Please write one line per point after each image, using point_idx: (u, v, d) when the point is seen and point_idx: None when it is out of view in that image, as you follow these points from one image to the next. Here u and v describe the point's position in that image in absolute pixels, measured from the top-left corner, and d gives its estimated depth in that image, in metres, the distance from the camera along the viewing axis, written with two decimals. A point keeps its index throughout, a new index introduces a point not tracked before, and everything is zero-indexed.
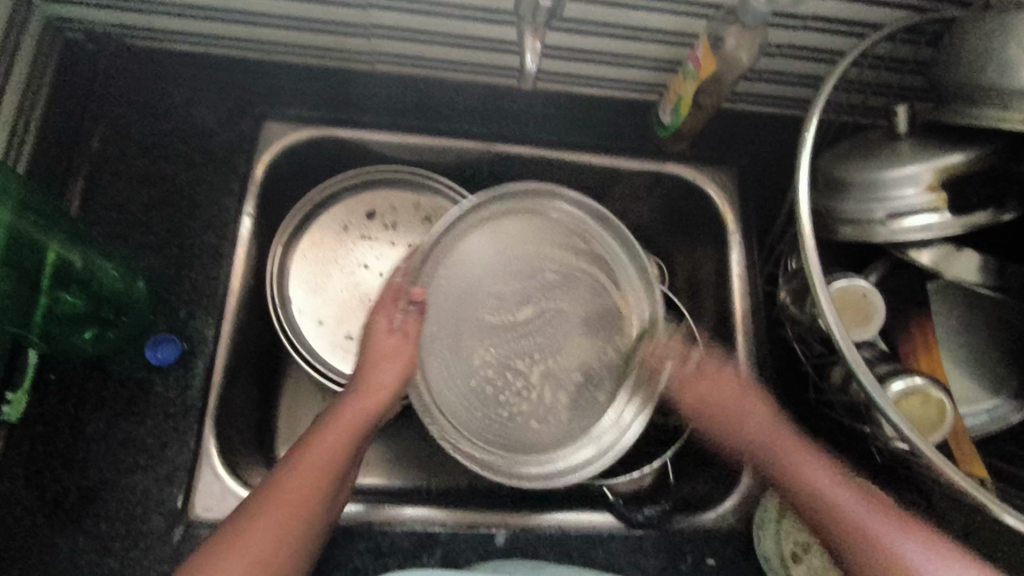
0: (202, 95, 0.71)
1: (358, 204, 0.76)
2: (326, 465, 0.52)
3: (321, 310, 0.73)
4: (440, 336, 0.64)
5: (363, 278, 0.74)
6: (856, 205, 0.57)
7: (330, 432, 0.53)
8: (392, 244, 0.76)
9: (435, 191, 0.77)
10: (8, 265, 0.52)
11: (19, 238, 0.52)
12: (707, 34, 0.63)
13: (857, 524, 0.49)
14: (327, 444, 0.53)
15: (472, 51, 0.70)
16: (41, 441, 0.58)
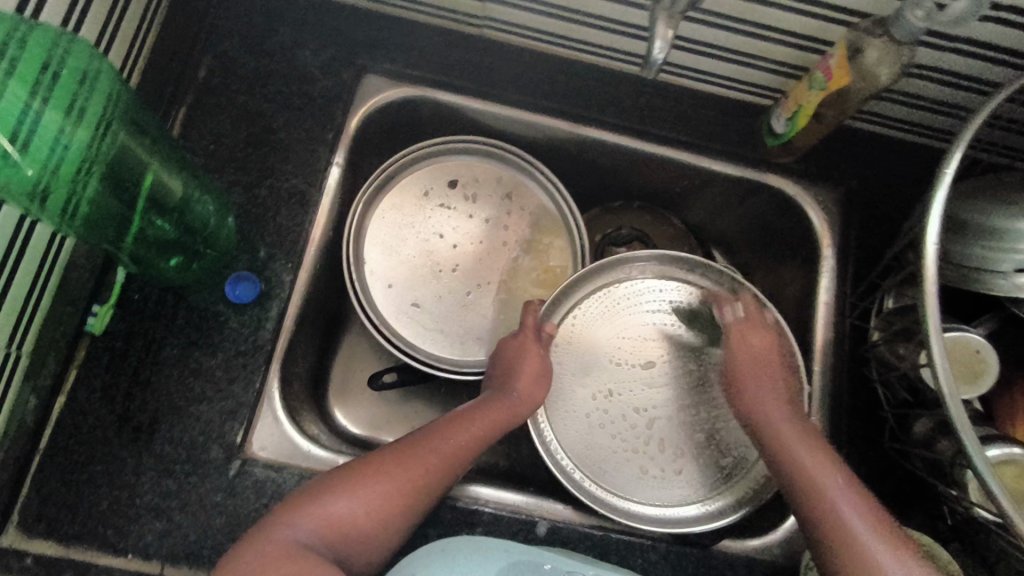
0: (308, 37, 0.70)
1: (443, 171, 0.75)
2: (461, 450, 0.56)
3: (392, 273, 0.72)
4: (561, 371, 0.69)
5: (437, 247, 0.73)
6: (980, 253, 0.53)
7: (459, 431, 0.57)
8: (470, 216, 0.75)
9: (522, 169, 0.75)
10: (112, 184, 0.53)
11: (121, 158, 0.53)
12: (845, 43, 0.59)
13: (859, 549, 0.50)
14: (455, 441, 0.56)
15: (591, 30, 0.66)
16: (118, 356, 0.60)
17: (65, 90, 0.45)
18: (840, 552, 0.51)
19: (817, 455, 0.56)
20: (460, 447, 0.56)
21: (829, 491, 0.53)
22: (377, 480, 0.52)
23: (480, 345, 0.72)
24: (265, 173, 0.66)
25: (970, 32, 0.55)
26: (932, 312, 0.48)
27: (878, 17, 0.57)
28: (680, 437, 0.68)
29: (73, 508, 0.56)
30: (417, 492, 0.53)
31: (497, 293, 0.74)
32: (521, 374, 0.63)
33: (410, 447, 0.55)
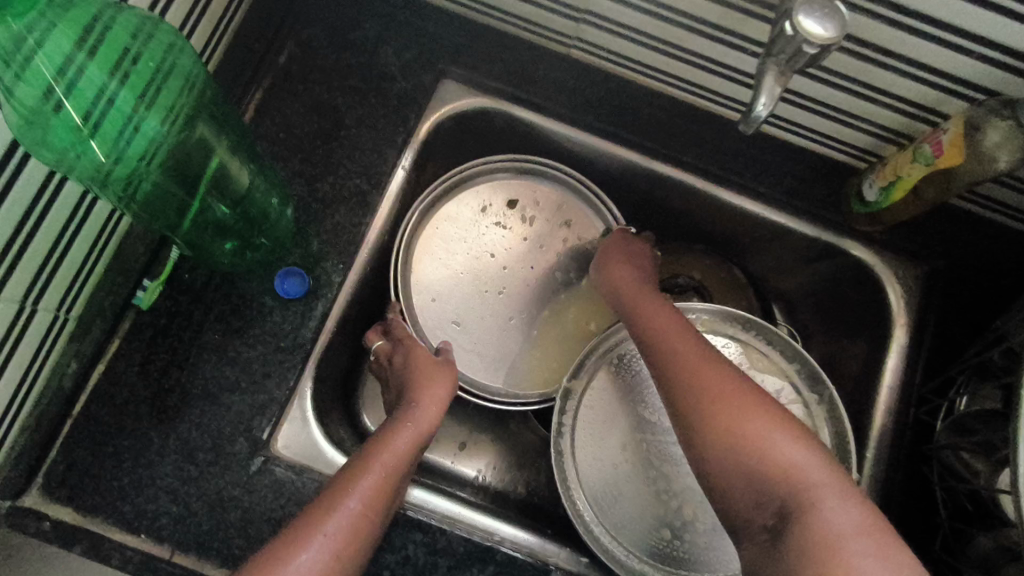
0: (393, 35, 0.69)
1: (502, 189, 0.73)
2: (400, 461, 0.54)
3: (438, 287, 0.71)
4: (593, 417, 0.66)
5: (489, 266, 0.72)
6: None
7: (401, 432, 0.56)
8: (524, 239, 0.73)
9: (584, 199, 0.72)
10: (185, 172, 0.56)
11: (189, 140, 0.54)
12: (964, 121, 0.54)
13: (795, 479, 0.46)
14: (399, 439, 0.56)
15: (685, 66, 0.63)
16: (160, 333, 0.59)
17: (142, 76, 0.47)
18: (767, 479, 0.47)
19: (726, 380, 0.52)
20: (406, 444, 0.55)
21: (750, 416, 0.49)
22: (336, 501, 0.50)
23: (516, 373, 0.71)
24: (329, 169, 0.65)
25: None
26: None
27: (1007, 96, 0.52)
28: (703, 510, 0.63)
29: (95, 480, 0.56)
30: (381, 493, 0.51)
31: (541, 323, 0.72)
32: (441, 368, 0.63)
33: (358, 462, 0.53)
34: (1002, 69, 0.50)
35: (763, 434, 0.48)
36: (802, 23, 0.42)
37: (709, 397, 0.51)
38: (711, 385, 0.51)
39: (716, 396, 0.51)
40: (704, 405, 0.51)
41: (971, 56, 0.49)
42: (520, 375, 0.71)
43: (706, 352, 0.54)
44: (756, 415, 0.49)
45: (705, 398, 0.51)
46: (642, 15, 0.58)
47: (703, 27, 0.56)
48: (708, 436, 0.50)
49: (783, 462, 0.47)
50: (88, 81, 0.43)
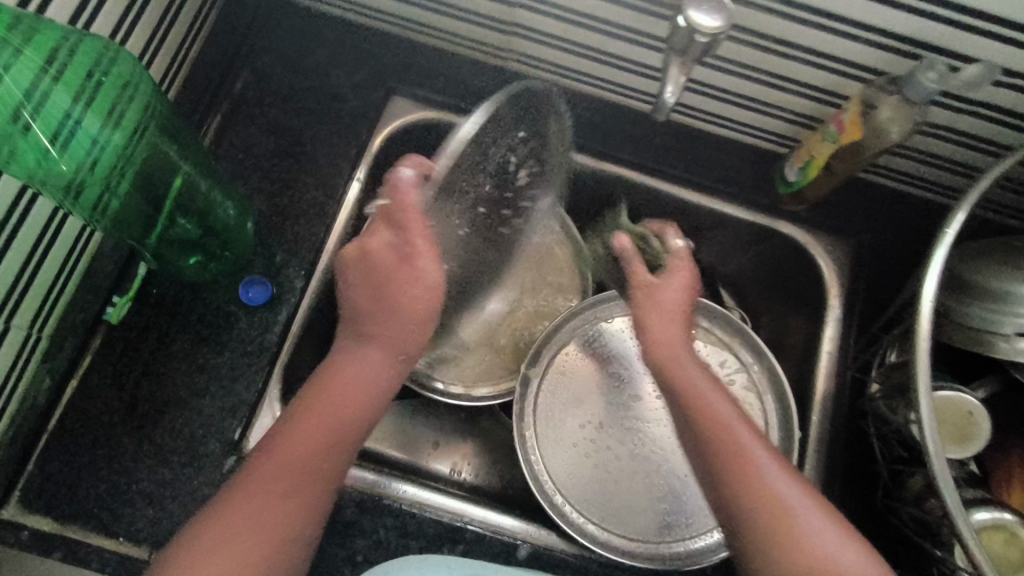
0: (343, 60, 0.74)
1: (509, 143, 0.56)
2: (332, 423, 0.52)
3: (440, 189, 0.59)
4: (551, 399, 0.69)
5: (489, 237, 0.62)
6: (984, 313, 0.55)
7: (342, 387, 0.53)
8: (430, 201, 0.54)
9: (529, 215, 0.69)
10: (151, 193, 0.58)
11: (159, 156, 0.57)
12: (860, 100, 0.59)
13: (783, 510, 0.48)
14: (344, 394, 0.53)
15: (611, 68, 0.68)
16: (132, 346, 0.62)
17: (106, 98, 0.49)
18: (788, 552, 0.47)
19: (733, 415, 0.53)
20: (347, 403, 0.53)
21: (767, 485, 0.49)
22: (266, 471, 0.49)
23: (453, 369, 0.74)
24: (288, 184, 0.69)
25: (985, 96, 0.56)
26: (921, 357, 0.48)
27: (893, 75, 0.57)
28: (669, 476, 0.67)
29: (73, 489, 0.58)
30: (324, 448, 0.51)
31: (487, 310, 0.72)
32: (405, 269, 0.53)
33: (290, 426, 0.51)
34: (890, 52, 0.55)
35: (760, 465, 0.50)
36: (690, 14, 0.47)
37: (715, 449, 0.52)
38: (719, 414, 0.53)
39: (732, 450, 0.51)
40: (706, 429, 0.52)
41: (859, 41, 0.55)
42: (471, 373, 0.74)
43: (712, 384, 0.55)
44: (759, 447, 0.51)
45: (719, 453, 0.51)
46: (567, 24, 0.63)
47: (619, 29, 0.62)
48: (727, 491, 0.50)
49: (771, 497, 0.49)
50: (54, 103, 0.45)
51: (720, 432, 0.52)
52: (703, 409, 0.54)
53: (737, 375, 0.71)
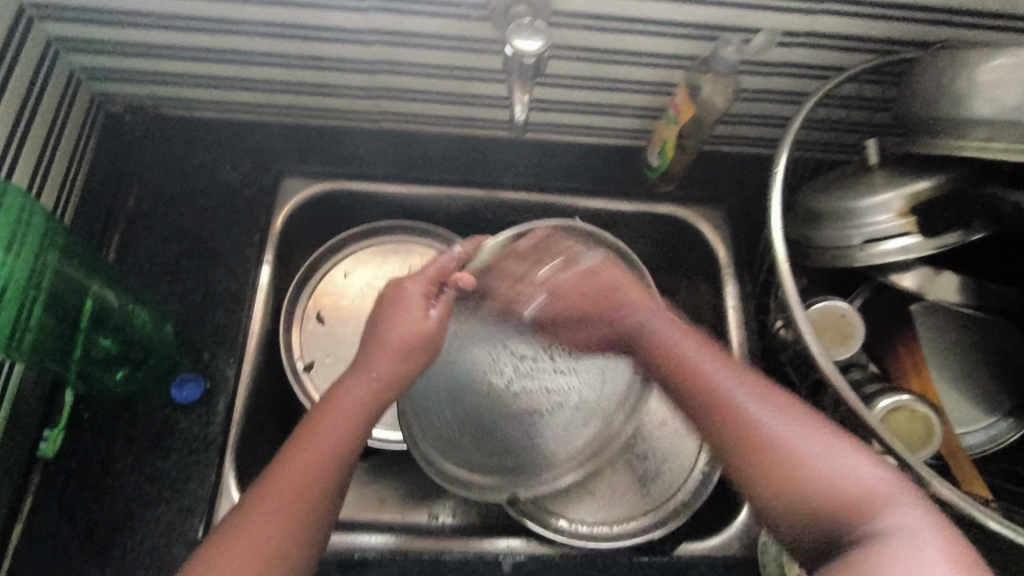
0: (226, 156, 0.78)
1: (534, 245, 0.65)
2: (330, 446, 0.50)
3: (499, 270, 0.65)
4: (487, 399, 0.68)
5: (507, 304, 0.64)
6: (836, 232, 0.62)
7: (328, 414, 0.52)
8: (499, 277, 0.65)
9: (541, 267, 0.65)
10: (64, 321, 0.58)
11: (67, 279, 0.58)
12: (685, 84, 0.68)
13: (793, 464, 0.44)
14: (342, 415, 0.52)
15: (470, 107, 0.76)
16: (74, 475, 0.63)
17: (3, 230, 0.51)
18: (785, 483, 0.44)
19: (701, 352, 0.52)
20: (337, 423, 0.51)
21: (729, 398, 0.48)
22: (274, 497, 0.47)
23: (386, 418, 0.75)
24: (201, 282, 0.72)
25: (778, 58, 0.67)
26: (791, 289, 0.55)
27: (701, 57, 0.67)
28: (628, 455, 0.74)
29: None
30: (320, 472, 0.49)
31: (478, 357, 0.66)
32: (427, 338, 0.57)
33: (287, 456, 0.50)
34: (691, 39, 0.65)
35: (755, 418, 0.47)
36: (515, 43, 0.54)
37: (711, 407, 0.49)
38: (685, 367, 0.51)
39: (753, 440, 0.46)
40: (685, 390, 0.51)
41: (665, 35, 0.64)
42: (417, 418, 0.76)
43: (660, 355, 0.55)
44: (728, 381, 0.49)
45: (737, 419, 0.47)
46: (421, 77, 0.71)
47: (466, 70, 0.70)
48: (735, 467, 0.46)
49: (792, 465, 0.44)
50: None
51: (713, 395, 0.49)
52: (696, 373, 0.51)
53: None
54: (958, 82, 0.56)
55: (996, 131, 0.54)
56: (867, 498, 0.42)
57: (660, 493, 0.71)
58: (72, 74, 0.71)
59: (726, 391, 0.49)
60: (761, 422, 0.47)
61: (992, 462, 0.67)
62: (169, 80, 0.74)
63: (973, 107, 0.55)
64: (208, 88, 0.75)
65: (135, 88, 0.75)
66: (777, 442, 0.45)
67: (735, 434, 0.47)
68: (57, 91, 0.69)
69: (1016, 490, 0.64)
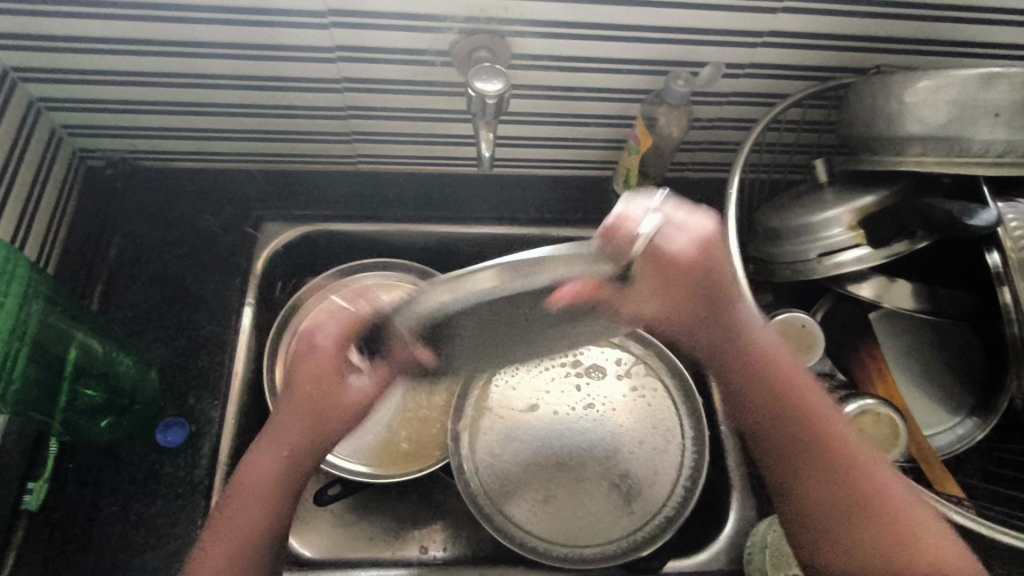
0: (206, 203, 0.81)
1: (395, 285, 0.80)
2: (268, 471, 0.55)
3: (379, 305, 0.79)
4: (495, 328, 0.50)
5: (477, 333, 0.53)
6: (794, 248, 0.66)
7: (257, 470, 0.55)
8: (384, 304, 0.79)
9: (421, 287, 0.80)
10: (50, 372, 0.60)
11: (52, 329, 0.60)
12: (642, 116, 0.72)
13: (885, 501, 0.51)
14: (265, 471, 0.55)
15: (441, 146, 0.79)
16: (59, 526, 0.63)
17: None
18: (898, 541, 0.50)
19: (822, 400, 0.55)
20: (271, 475, 0.55)
21: (854, 451, 0.53)
22: (228, 514, 0.53)
23: (375, 453, 0.75)
24: (183, 327, 0.74)
25: (728, 88, 0.71)
26: (751, 304, 0.58)
27: (656, 90, 0.71)
28: (612, 474, 0.74)
29: None
30: (267, 490, 0.54)
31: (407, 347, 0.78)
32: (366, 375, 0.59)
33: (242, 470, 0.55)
34: (644, 75, 0.69)
35: (868, 457, 0.53)
36: (477, 85, 0.58)
37: (802, 427, 0.54)
38: (788, 368, 0.55)
39: (850, 471, 0.52)
40: (800, 405, 0.54)
41: (620, 72, 0.69)
42: (406, 453, 0.76)
43: (797, 394, 0.54)
44: (829, 413, 0.55)
45: (822, 479, 0.53)
46: (390, 120, 0.74)
47: (432, 112, 0.73)
48: (825, 498, 0.52)
49: (891, 505, 0.51)
50: None
51: (802, 426, 0.54)
52: (787, 386, 0.55)
53: (636, 367, 0.80)
54: (889, 104, 0.60)
55: (928, 147, 0.59)
56: (934, 546, 0.50)
57: (644, 510, 0.72)
58: (54, 131, 0.74)
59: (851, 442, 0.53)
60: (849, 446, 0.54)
61: (965, 462, 0.70)
62: (148, 134, 0.76)
63: (904, 126, 0.60)
64: (186, 139, 0.78)
65: (115, 143, 0.78)
66: (835, 443, 0.53)
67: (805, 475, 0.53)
68: (39, 149, 0.71)
69: (988, 487, 0.66)
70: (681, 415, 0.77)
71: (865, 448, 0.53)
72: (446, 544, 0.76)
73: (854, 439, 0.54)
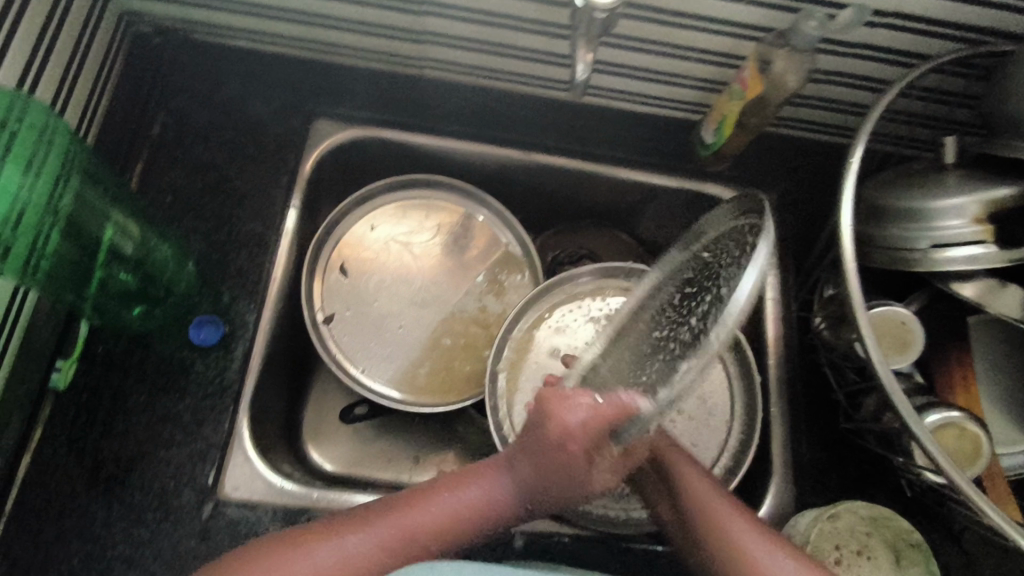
0: (258, 90, 0.74)
1: (438, 204, 0.77)
2: (448, 513, 0.52)
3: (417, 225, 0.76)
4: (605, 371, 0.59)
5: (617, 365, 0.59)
6: (902, 233, 0.58)
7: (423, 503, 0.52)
8: (424, 222, 0.77)
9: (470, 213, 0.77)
10: (82, 253, 0.56)
11: (86, 206, 0.55)
12: (755, 58, 0.63)
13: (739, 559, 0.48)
14: (461, 512, 0.53)
15: (522, 61, 0.71)
16: (85, 409, 0.62)
17: (23, 145, 0.48)
18: None
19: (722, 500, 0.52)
20: (406, 530, 0.51)
21: (725, 504, 0.51)
22: (312, 555, 0.48)
23: (404, 380, 0.72)
24: (224, 221, 0.69)
25: (862, 38, 0.61)
26: (855, 290, 0.51)
27: (779, 31, 0.62)
28: None
29: (44, 568, 0.57)
30: (437, 538, 0.52)
31: (439, 279, 0.75)
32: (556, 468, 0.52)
33: (406, 506, 0.52)
34: (775, 8, 0.59)
35: (715, 501, 0.52)
36: None
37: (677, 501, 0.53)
38: (685, 481, 0.54)
39: (699, 503, 0.52)
40: (683, 501, 0.53)
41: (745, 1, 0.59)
42: (435, 383, 0.73)
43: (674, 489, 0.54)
44: (721, 494, 0.52)
45: (696, 515, 0.51)
46: (472, 25, 0.66)
47: (519, 21, 0.65)
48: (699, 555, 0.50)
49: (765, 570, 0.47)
50: None
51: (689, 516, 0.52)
52: (682, 495, 0.53)
53: None
54: None
55: None
56: None
57: None
58: None
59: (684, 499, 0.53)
60: (716, 506, 0.51)
61: None
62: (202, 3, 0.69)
63: None
64: (244, 14, 0.70)
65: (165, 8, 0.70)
66: (722, 523, 0.50)
67: (678, 496, 0.53)
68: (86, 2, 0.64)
69: None
70: (734, 392, 0.71)
71: (719, 504, 0.51)
72: None
73: (722, 502, 0.52)
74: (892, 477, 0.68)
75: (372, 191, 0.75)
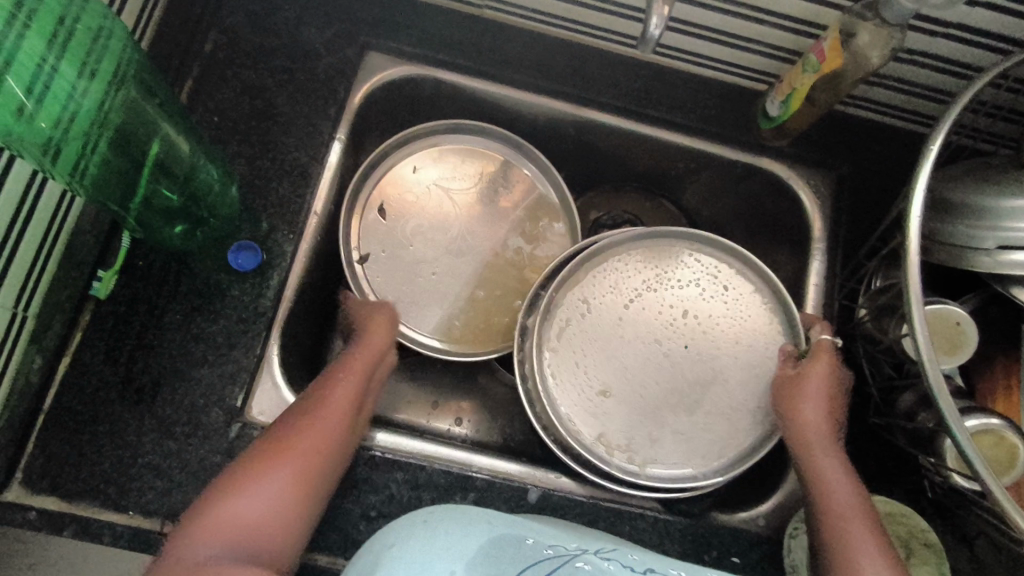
0: (313, 14, 0.72)
1: (483, 152, 0.76)
2: (344, 409, 0.58)
3: (460, 171, 0.75)
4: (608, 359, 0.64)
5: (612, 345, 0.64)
6: (965, 230, 0.55)
7: (330, 402, 0.57)
8: (467, 169, 0.75)
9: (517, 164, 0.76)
10: (126, 164, 0.55)
11: (135, 116, 0.54)
12: (838, 27, 0.59)
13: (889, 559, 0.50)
14: (344, 408, 0.58)
15: (587, 9, 0.67)
16: (123, 320, 0.63)
17: (80, 48, 0.47)
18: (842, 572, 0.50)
19: (836, 475, 0.55)
20: (335, 424, 0.56)
21: (842, 492, 0.54)
22: (266, 485, 0.52)
23: (434, 325, 0.72)
24: (268, 146, 0.68)
25: (958, 17, 0.57)
26: (914, 283, 0.49)
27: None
28: None
29: (76, 467, 0.59)
30: (345, 426, 0.57)
31: (477, 228, 0.74)
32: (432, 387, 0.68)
33: (301, 419, 0.56)
34: None
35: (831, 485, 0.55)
36: None
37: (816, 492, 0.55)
38: (811, 461, 0.57)
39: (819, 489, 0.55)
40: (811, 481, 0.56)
41: None
42: (463, 332, 0.73)
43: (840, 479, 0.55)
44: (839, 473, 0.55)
45: (822, 500, 0.54)
46: None
47: None
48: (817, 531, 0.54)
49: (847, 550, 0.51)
50: (27, 54, 0.43)
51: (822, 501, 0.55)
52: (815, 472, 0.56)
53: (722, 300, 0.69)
54: None
55: None
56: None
57: None
58: None
59: (835, 498, 0.54)
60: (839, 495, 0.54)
61: None
62: None
63: None
64: None
65: None
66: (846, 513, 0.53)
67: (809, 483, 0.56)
68: None
69: None
70: None
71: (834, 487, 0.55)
72: (483, 429, 0.75)
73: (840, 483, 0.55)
74: (914, 476, 0.67)
75: (422, 131, 0.73)
